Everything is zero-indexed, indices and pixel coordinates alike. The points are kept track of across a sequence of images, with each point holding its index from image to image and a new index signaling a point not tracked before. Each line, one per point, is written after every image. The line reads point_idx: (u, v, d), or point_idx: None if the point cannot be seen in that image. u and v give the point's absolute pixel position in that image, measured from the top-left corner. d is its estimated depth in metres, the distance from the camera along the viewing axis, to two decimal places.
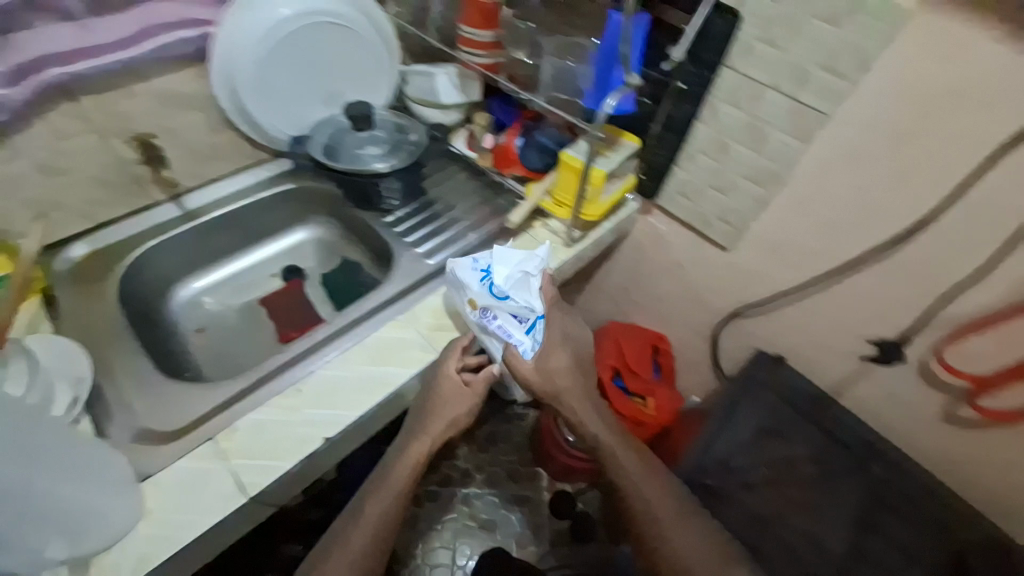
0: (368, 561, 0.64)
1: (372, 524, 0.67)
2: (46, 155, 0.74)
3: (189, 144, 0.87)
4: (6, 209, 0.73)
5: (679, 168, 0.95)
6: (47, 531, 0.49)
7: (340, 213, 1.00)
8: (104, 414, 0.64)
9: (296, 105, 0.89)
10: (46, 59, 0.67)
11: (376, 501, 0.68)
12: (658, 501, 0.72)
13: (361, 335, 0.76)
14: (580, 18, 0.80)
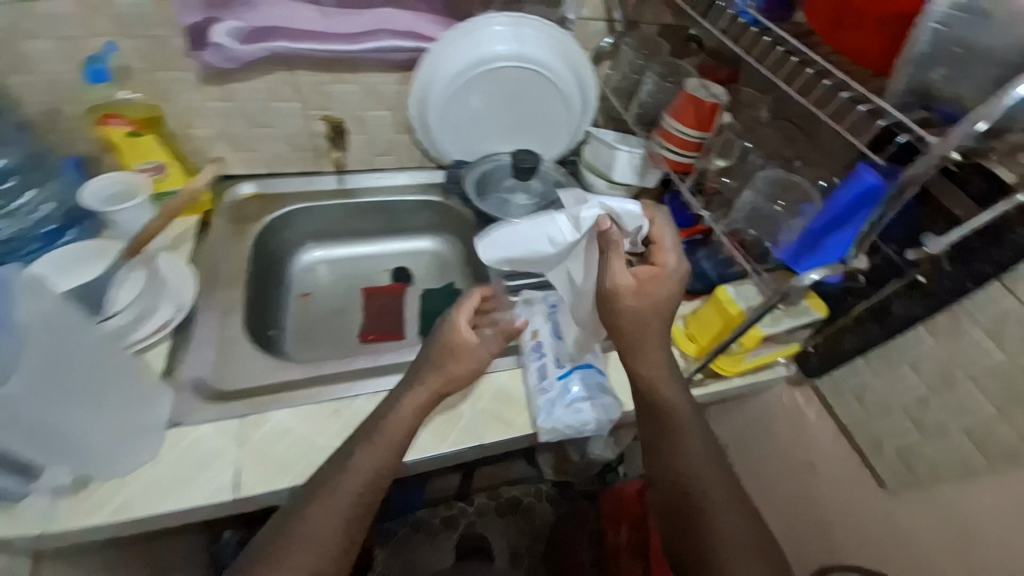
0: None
1: (314, 531, 0.52)
2: (255, 109, 0.82)
3: (372, 135, 0.90)
4: (214, 142, 0.84)
5: (870, 367, 0.67)
6: (56, 453, 0.53)
7: (468, 240, 0.98)
8: (183, 345, 0.70)
9: (473, 133, 0.89)
10: (281, 30, 0.71)
11: (323, 502, 0.53)
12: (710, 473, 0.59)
13: None
14: (817, 151, 0.64)
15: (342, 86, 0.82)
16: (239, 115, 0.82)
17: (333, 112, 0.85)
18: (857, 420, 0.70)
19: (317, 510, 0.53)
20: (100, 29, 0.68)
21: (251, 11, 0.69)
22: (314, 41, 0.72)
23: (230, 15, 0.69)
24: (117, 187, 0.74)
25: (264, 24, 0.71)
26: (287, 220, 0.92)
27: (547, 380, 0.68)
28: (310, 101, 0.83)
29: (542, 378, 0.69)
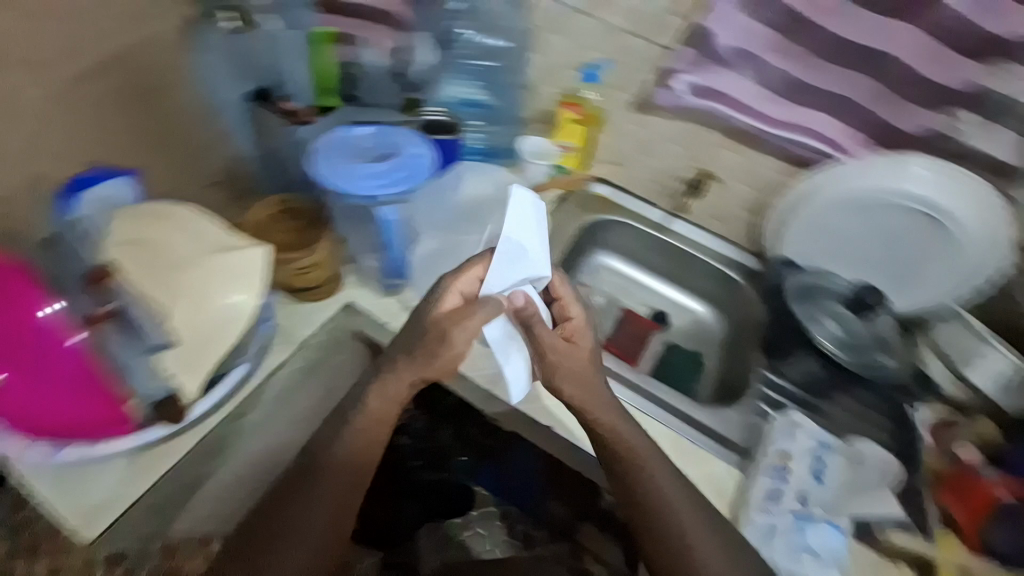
0: (341, 471, 0.64)
1: (345, 441, 0.64)
2: (645, 139, 0.92)
3: (723, 202, 0.95)
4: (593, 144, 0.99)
5: None
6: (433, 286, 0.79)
7: (743, 332, 0.98)
8: None
9: (825, 247, 0.87)
10: (720, 96, 0.80)
11: (343, 424, 0.65)
12: (693, 524, 0.62)
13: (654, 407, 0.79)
14: None
15: (731, 155, 0.87)
16: (633, 140, 0.93)
17: (712, 172, 0.91)
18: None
19: (345, 435, 0.64)
20: (599, 48, 0.82)
21: (710, 74, 0.78)
22: (741, 112, 0.81)
23: (689, 71, 0.79)
24: (542, 147, 0.91)
25: (711, 88, 0.80)
26: (612, 228, 1.03)
27: (778, 508, 0.68)
28: (695, 152, 0.90)
29: (772, 501, 0.68)
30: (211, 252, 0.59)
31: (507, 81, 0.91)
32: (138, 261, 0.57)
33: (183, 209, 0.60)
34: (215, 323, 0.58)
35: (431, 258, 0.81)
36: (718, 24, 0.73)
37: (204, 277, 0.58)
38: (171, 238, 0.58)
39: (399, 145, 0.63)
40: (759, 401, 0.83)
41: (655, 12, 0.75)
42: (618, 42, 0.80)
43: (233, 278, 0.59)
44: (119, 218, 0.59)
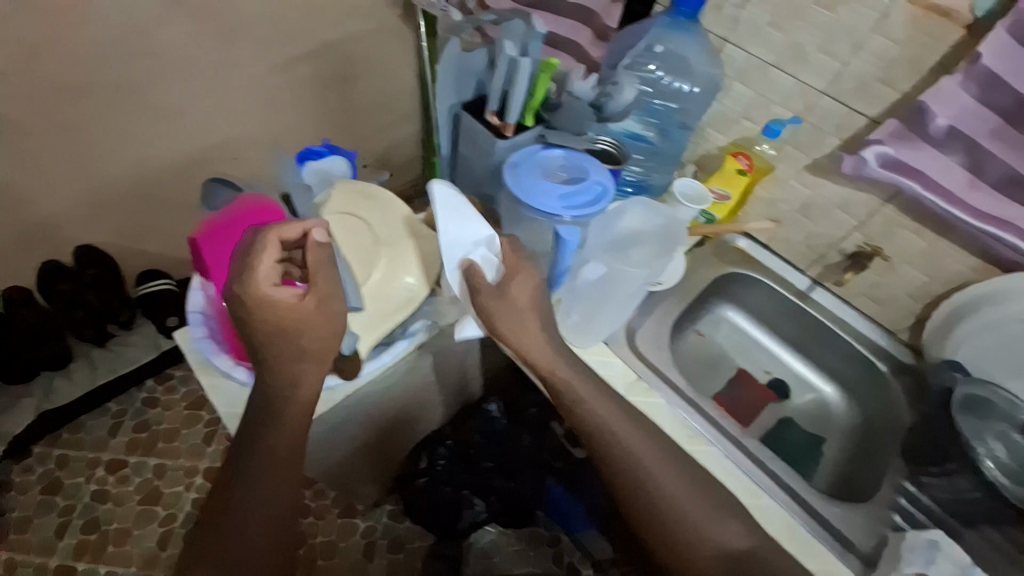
0: (287, 460, 0.60)
1: (280, 436, 0.59)
2: (813, 202, 0.88)
3: (888, 284, 0.87)
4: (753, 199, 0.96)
5: None
6: None
7: (879, 429, 0.89)
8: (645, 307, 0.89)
9: (1003, 359, 0.78)
10: (919, 174, 0.72)
11: (277, 428, 0.59)
12: (673, 482, 0.63)
13: (765, 484, 0.72)
14: None
15: (913, 238, 0.81)
16: (802, 202, 0.89)
17: (883, 249, 0.84)
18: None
19: (278, 432, 0.59)
20: (791, 105, 0.83)
21: (908, 149, 0.71)
22: (943, 199, 0.71)
23: (887, 142, 0.73)
24: (694, 191, 0.83)
25: (910, 163, 0.72)
26: (748, 283, 0.98)
27: None
28: (869, 227, 0.84)
29: None
30: (406, 233, 0.70)
31: (684, 125, 0.92)
32: (348, 230, 0.68)
33: (384, 192, 0.72)
34: (399, 294, 0.68)
35: (599, 283, 0.74)
36: (934, 101, 0.68)
37: (399, 253, 0.69)
38: (376, 215, 0.70)
39: (590, 170, 0.64)
40: (894, 513, 0.74)
41: (863, 79, 0.75)
42: (811, 101, 0.80)
43: (421, 259, 0.70)
44: (337, 189, 0.71)
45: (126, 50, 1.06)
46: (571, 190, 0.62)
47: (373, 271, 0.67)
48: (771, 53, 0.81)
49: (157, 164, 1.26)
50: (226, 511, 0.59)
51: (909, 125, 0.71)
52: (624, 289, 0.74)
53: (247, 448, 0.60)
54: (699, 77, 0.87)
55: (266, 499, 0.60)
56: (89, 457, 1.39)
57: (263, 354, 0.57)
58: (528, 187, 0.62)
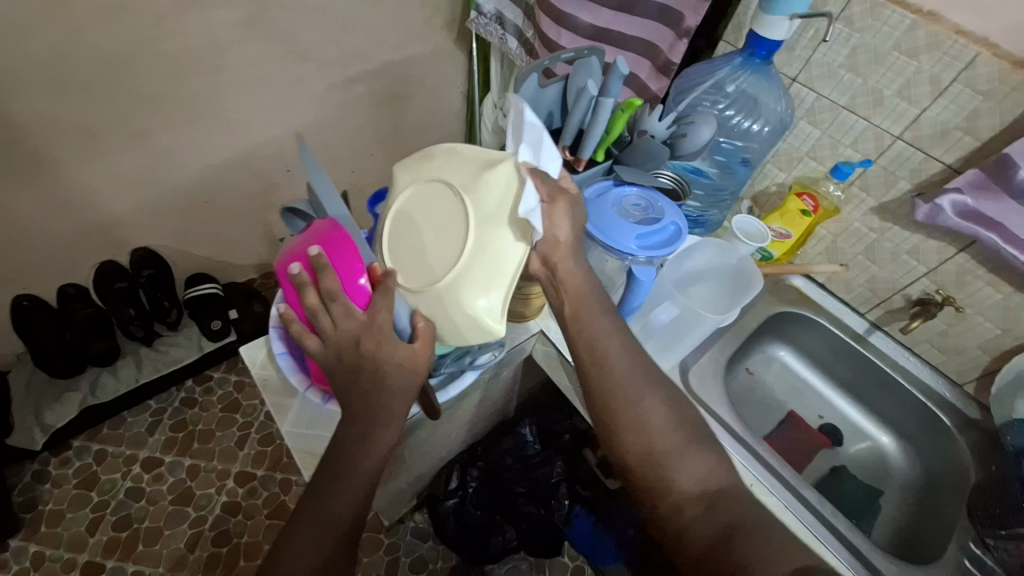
0: (358, 491, 0.60)
1: (351, 460, 0.60)
2: (878, 245, 0.87)
3: (958, 334, 0.84)
4: (814, 238, 0.94)
5: None
6: None
7: (940, 484, 0.85)
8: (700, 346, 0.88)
9: None
10: (997, 228, 0.70)
11: (348, 452, 0.60)
12: None
13: (825, 538, 0.70)
14: None
15: (988, 289, 0.78)
16: (867, 244, 0.88)
17: (954, 299, 0.82)
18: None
19: (350, 458, 0.60)
20: (863, 148, 0.82)
21: (989, 201, 0.70)
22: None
23: (966, 193, 0.71)
24: (755, 228, 0.79)
25: (990, 215, 0.70)
26: (803, 324, 0.96)
27: None
28: (939, 275, 0.82)
29: None
30: (479, 170, 0.60)
31: (747, 162, 0.92)
32: (421, 190, 0.63)
33: (441, 146, 0.66)
34: (499, 239, 0.59)
35: (670, 325, 0.75)
36: (1020, 154, 0.66)
37: (477, 191, 0.60)
38: (441, 164, 0.64)
39: (668, 208, 0.67)
40: None
41: (943, 126, 0.73)
42: (884, 145, 0.80)
43: (512, 183, 0.60)
44: (392, 161, 0.67)
45: (204, 67, 1.11)
46: (652, 232, 0.65)
47: (461, 219, 0.60)
48: (844, 96, 0.81)
49: (217, 172, 1.31)
50: (303, 541, 0.58)
51: (991, 177, 0.69)
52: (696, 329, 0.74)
53: (321, 472, 0.61)
54: (767, 115, 0.87)
55: (343, 522, 0.59)
56: (127, 454, 1.42)
57: (352, 388, 0.59)
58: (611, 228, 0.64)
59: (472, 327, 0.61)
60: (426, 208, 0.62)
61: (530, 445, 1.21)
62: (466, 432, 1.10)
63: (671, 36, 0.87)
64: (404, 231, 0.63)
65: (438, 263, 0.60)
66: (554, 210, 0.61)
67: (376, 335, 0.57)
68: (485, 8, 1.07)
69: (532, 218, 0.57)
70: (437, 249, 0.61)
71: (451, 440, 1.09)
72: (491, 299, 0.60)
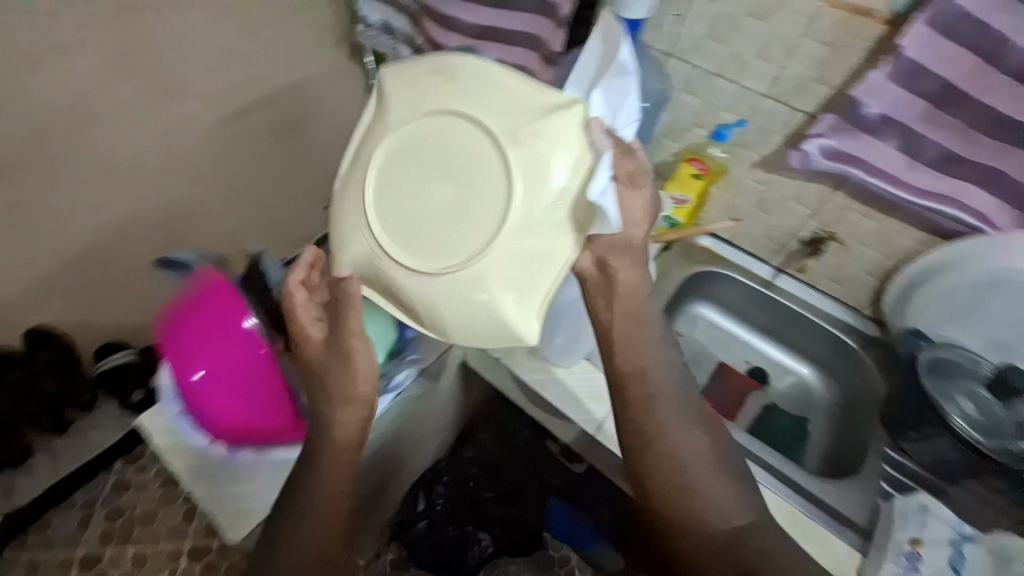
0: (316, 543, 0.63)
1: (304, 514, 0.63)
2: (769, 198, 0.94)
3: (849, 265, 0.92)
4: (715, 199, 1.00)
5: None
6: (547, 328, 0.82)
7: (857, 404, 0.93)
8: None
9: (961, 320, 0.82)
10: (862, 162, 0.77)
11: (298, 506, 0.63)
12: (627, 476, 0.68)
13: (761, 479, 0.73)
14: None
15: (864, 220, 0.86)
16: (758, 197, 0.95)
17: (838, 234, 0.90)
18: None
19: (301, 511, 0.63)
20: (737, 110, 0.88)
21: (851, 140, 0.76)
22: (887, 182, 0.77)
23: (832, 137, 0.77)
24: None
25: (855, 151, 0.77)
26: (717, 280, 1.03)
27: None
28: (823, 215, 0.89)
29: None
30: (531, 118, 0.52)
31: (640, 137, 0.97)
32: (454, 134, 0.53)
33: (469, 65, 0.54)
34: (545, 217, 0.53)
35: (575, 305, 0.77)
36: (866, 95, 0.72)
37: (528, 154, 0.52)
38: (483, 102, 0.53)
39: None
40: (881, 481, 0.78)
41: (800, 80, 0.80)
42: (754, 104, 0.86)
43: (574, 147, 0.53)
44: (413, 76, 0.56)
45: (73, 117, 1.06)
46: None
47: (502, 186, 0.52)
48: (712, 64, 0.86)
49: (108, 233, 1.20)
50: None
51: (845, 119, 0.76)
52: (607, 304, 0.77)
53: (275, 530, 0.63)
54: (648, 92, 0.92)
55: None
56: (59, 557, 1.29)
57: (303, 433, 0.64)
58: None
59: (487, 318, 0.55)
60: (450, 162, 0.53)
61: (491, 448, 1.20)
62: (419, 449, 1.09)
63: (550, 27, 0.89)
64: (411, 187, 0.54)
65: (458, 243, 0.53)
66: (626, 191, 0.59)
67: (338, 350, 0.63)
68: (372, 19, 1.10)
69: (603, 203, 0.54)
70: (467, 218, 0.52)
71: (404, 458, 1.08)
72: (521, 294, 0.55)
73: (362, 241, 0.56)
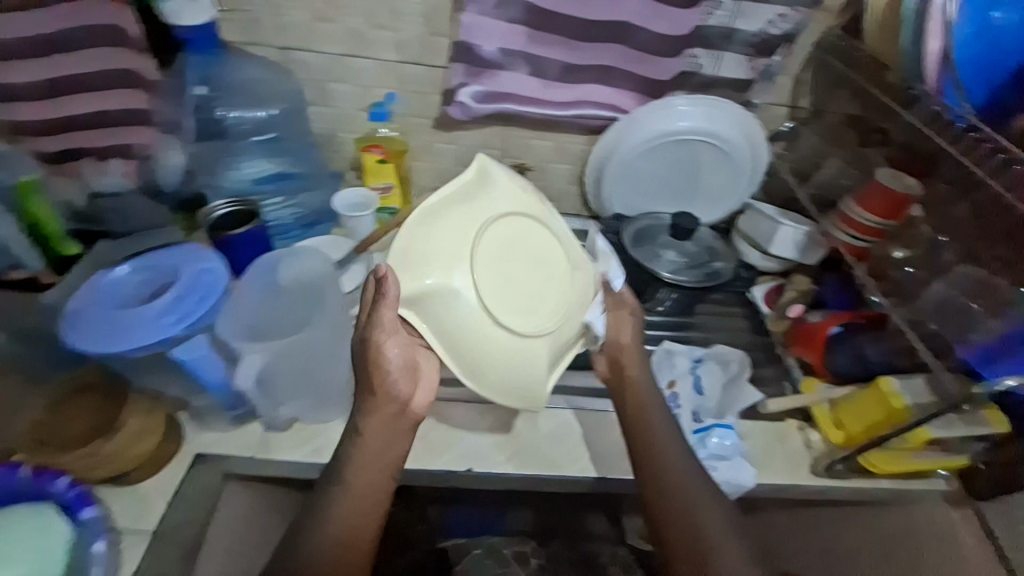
0: None
1: None
2: (464, 152, 0.96)
3: (551, 183, 1.00)
4: (421, 172, 0.99)
5: None
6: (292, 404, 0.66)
7: None
8: None
9: (642, 192, 0.96)
10: (506, 94, 0.83)
11: None
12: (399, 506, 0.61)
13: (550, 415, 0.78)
14: None
15: (539, 142, 0.94)
16: (455, 155, 0.96)
17: (528, 162, 0.97)
18: (1017, 542, 0.69)
19: None
20: (385, 84, 0.85)
21: (489, 78, 0.81)
22: (535, 106, 0.84)
23: (476, 81, 0.82)
24: (358, 198, 0.90)
25: (497, 89, 0.82)
26: None
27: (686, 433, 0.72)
28: (509, 151, 0.95)
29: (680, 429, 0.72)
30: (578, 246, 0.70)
31: (309, 142, 0.89)
32: (545, 243, 0.68)
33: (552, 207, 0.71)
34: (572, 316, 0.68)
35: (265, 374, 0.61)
36: (477, 35, 0.77)
37: (579, 277, 0.69)
38: (557, 224, 0.70)
39: (180, 266, 0.58)
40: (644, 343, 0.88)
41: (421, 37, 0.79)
42: (397, 72, 0.84)
43: (591, 285, 0.70)
44: (514, 177, 0.69)
45: None
46: (167, 306, 0.55)
47: (556, 293, 0.66)
48: (336, 46, 0.81)
49: None
50: None
51: (474, 62, 0.80)
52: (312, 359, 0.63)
53: None
54: (275, 95, 0.82)
55: None
56: None
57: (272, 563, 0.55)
58: (115, 329, 0.53)
59: (515, 392, 0.64)
60: (540, 264, 0.66)
61: None
62: None
63: None
64: (503, 262, 0.64)
65: (534, 312, 0.64)
66: (614, 313, 0.73)
67: (410, 362, 0.62)
68: None
69: (596, 322, 0.69)
70: (534, 304, 0.64)
71: None
72: (550, 362, 0.66)
73: (452, 287, 0.60)
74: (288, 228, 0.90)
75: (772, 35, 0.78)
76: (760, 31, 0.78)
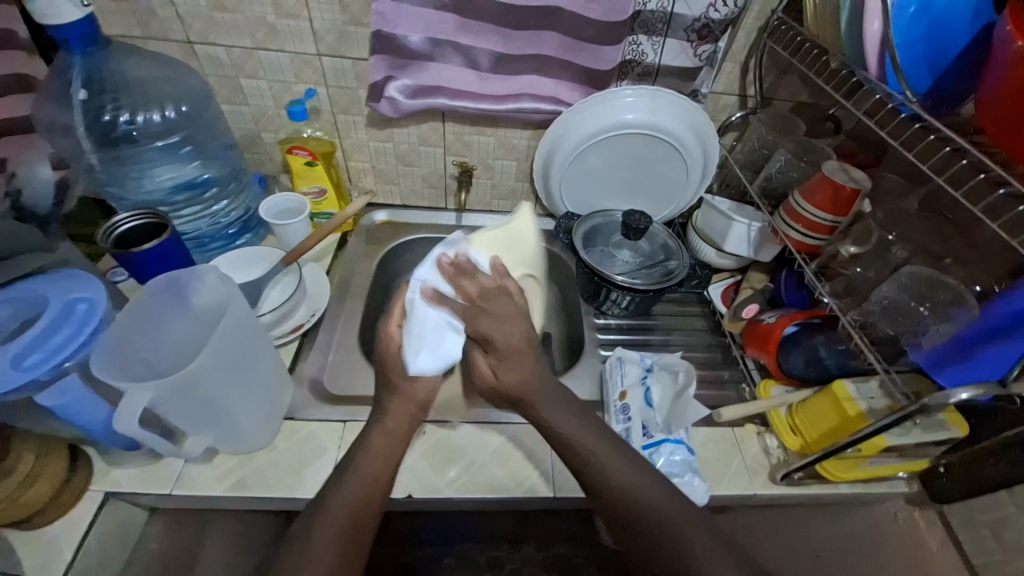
0: None
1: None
2: (403, 151, 0.90)
3: (499, 181, 0.95)
4: (360, 172, 0.93)
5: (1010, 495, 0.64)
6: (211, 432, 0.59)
7: (567, 293, 0.98)
8: (308, 348, 0.78)
9: (592, 190, 0.91)
10: (437, 89, 0.77)
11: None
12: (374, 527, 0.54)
13: (498, 427, 0.71)
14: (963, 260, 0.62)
15: (482, 138, 0.88)
16: (393, 154, 0.90)
17: (473, 159, 0.91)
18: (978, 542, 0.66)
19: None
20: (305, 78, 0.79)
21: (416, 71, 0.75)
22: (469, 100, 0.78)
23: (403, 74, 0.75)
24: (288, 204, 0.85)
25: (427, 82, 0.76)
26: (408, 248, 0.98)
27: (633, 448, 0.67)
28: (451, 148, 0.89)
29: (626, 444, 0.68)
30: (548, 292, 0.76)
31: (229, 145, 0.82)
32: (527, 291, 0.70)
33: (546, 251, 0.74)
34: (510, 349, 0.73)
35: (170, 405, 0.54)
36: (397, 24, 0.70)
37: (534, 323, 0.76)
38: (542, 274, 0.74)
39: (49, 297, 0.55)
40: (601, 349, 0.85)
41: (338, 28, 0.73)
42: (318, 67, 0.77)
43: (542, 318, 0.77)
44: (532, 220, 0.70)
45: None
46: (30, 343, 0.51)
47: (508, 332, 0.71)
48: (246, 39, 0.74)
49: None
50: None
51: (399, 55, 0.74)
52: (210, 394, 0.57)
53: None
54: (172, 95, 0.75)
55: None
56: None
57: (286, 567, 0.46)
58: None
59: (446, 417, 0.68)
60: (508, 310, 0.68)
61: None
62: None
63: None
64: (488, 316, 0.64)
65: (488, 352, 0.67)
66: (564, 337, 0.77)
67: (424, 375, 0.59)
68: None
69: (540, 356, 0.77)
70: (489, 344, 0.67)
71: None
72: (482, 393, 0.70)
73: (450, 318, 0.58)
74: (206, 239, 0.83)
75: (714, 20, 0.73)
76: (701, 16, 0.73)
